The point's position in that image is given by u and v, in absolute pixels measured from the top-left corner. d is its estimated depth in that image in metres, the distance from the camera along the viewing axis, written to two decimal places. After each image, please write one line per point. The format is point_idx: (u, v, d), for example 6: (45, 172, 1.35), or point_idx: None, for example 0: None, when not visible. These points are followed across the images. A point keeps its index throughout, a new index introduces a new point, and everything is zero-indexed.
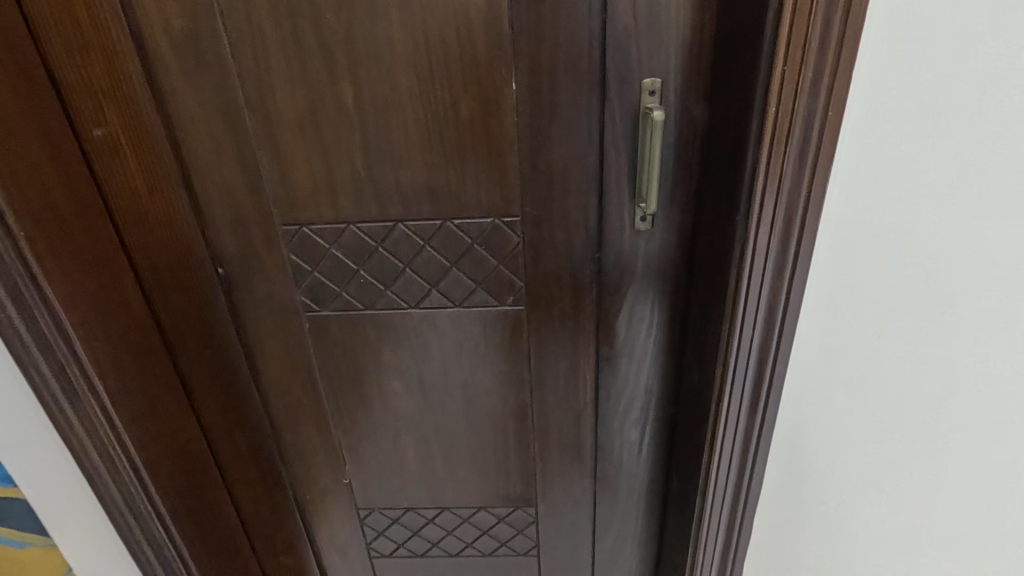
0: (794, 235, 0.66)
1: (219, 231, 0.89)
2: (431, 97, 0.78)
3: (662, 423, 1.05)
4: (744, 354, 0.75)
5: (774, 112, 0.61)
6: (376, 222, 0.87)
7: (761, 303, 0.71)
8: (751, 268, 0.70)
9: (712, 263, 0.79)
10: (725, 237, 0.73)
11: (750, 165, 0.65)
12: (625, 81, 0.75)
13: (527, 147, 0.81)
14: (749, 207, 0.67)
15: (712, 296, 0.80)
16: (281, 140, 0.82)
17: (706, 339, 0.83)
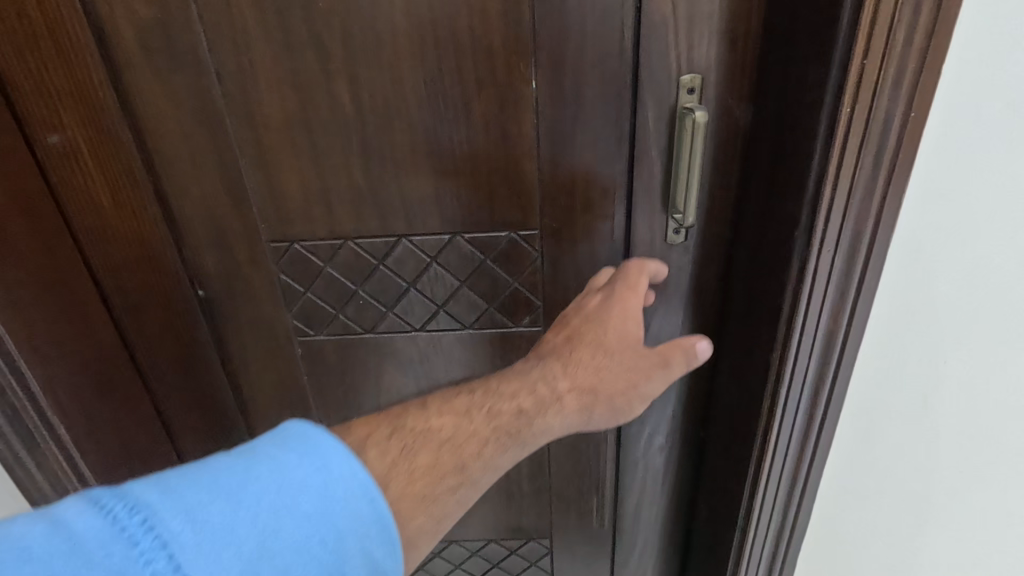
0: (861, 253, 0.59)
1: (200, 251, 0.78)
2: (439, 97, 0.69)
3: (688, 448, 0.97)
4: (797, 383, 0.68)
5: (848, 113, 0.53)
6: (377, 238, 0.78)
7: (819, 327, 0.64)
8: (811, 290, 0.62)
9: (755, 282, 0.71)
10: (775, 253, 0.65)
11: (813, 174, 0.58)
12: (661, 78, 0.67)
13: (548, 153, 0.72)
14: (811, 220, 0.59)
15: (755, 317, 0.72)
16: (269, 148, 0.72)
17: (748, 365, 0.75)
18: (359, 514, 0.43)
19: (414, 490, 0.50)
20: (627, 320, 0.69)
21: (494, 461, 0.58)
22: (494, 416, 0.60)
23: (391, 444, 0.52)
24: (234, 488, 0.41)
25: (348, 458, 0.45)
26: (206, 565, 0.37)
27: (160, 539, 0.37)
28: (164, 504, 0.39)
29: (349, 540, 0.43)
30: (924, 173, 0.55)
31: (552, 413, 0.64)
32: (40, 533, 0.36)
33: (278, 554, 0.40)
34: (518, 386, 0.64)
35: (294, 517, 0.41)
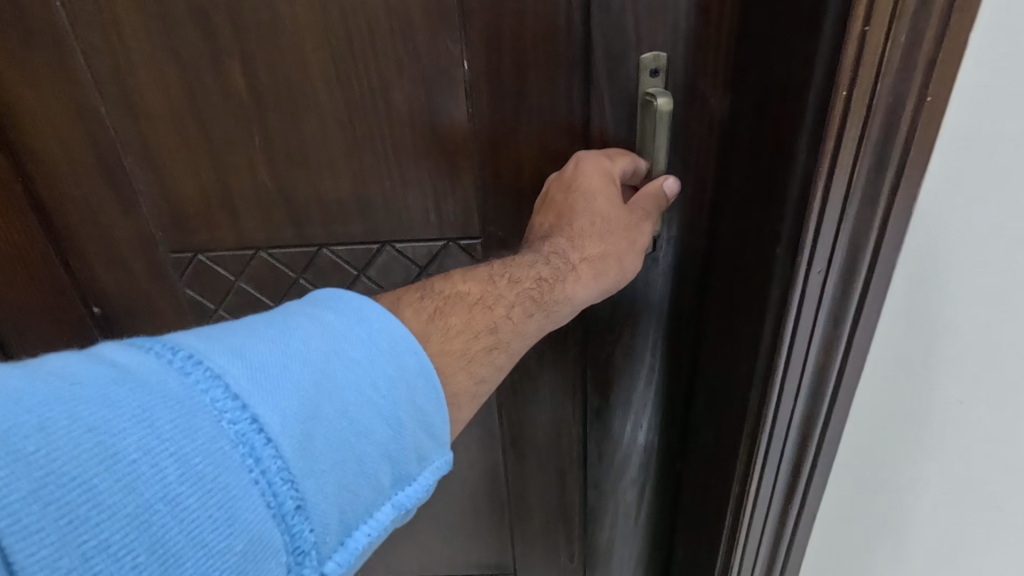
0: (861, 274, 0.47)
1: (90, 265, 0.68)
2: (353, 80, 0.57)
3: (666, 484, 0.86)
4: (781, 426, 0.57)
5: (845, 98, 0.41)
6: (293, 248, 0.67)
7: (808, 362, 0.53)
8: (797, 320, 0.50)
9: (732, 303, 0.60)
10: (755, 273, 0.54)
11: (800, 177, 0.46)
12: (617, 58, 0.55)
13: (487, 149, 0.60)
14: (797, 235, 0.48)
15: (732, 344, 0.60)
16: (157, 144, 0.61)
17: (724, 400, 0.64)
18: (407, 366, 0.39)
19: (453, 348, 0.44)
20: (602, 184, 0.54)
21: (525, 328, 0.50)
22: (516, 281, 0.50)
23: (426, 304, 0.46)
24: (278, 335, 0.38)
25: (385, 313, 0.40)
26: (264, 399, 0.34)
27: (212, 372, 0.34)
28: (207, 344, 0.35)
29: (401, 389, 0.38)
30: (940, 177, 0.43)
31: (572, 278, 0.52)
32: (84, 364, 0.32)
33: (332, 394, 0.36)
34: (530, 256, 0.53)
35: (342, 362, 0.38)
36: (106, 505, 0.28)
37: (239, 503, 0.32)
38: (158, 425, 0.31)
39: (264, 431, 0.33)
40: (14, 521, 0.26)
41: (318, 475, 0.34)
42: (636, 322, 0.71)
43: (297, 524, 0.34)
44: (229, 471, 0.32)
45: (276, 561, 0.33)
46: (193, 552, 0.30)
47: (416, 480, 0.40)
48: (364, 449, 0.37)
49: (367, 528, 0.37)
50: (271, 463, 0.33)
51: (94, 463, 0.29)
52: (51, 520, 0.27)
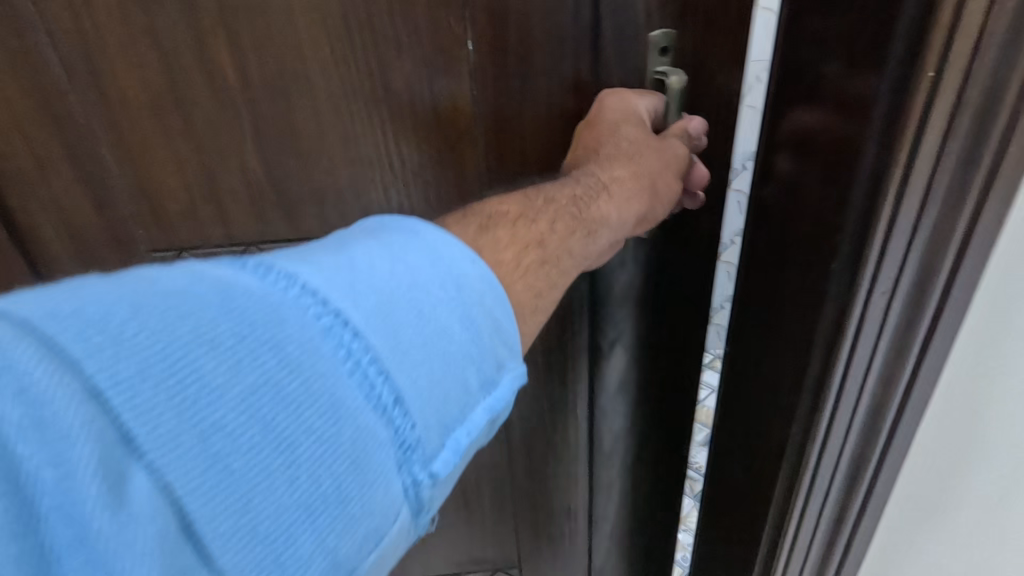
0: (936, 298, 0.39)
1: (58, 268, 0.62)
2: (350, 63, 0.55)
3: (642, 465, 0.88)
4: (823, 486, 0.50)
5: (931, 80, 0.32)
6: (287, 243, 0.62)
7: (860, 414, 0.46)
8: (850, 365, 0.43)
9: (741, 328, 0.53)
10: (782, 292, 0.47)
11: (863, 169, 0.37)
12: (625, 36, 0.53)
13: (491, 134, 0.59)
14: (858, 250, 0.39)
15: (767, 394, 0.51)
16: (134, 134, 0.56)
17: (735, 435, 0.58)
18: (471, 270, 0.37)
19: (507, 258, 0.41)
20: (629, 116, 0.53)
21: (571, 244, 0.47)
22: (550, 204, 0.47)
23: (470, 222, 0.43)
24: (338, 245, 0.36)
25: (441, 231, 0.38)
26: (345, 293, 0.32)
27: (289, 274, 0.32)
28: (279, 253, 0.34)
29: (470, 295, 0.36)
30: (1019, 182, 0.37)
31: (612, 203, 0.50)
32: (160, 270, 0.30)
33: (406, 295, 0.34)
34: (555, 185, 0.50)
35: (407, 266, 0.35)
36: (216, 392, 0.27)
37: (339, 393, 0.30)
38: (249, 315, 0.29)
39: (351, 324, 0.32)
40: (129, 403, 0.25)
41: (411, 369, 0.33)
42: (613, 304, 0.72)
43: (400, 417, 0.32)
44: (325, 363, 0.30)
45: (384, 449, 0.31)
46: (307, 441, 0.29)
47: (498, 386, 0.37)
48: (449, 350, 0.35)
49: (466, 432, 0.35)
50: (362, 354, 0.31)
51: (195, 348, 0.27)
52: (165, 402, 0.26)
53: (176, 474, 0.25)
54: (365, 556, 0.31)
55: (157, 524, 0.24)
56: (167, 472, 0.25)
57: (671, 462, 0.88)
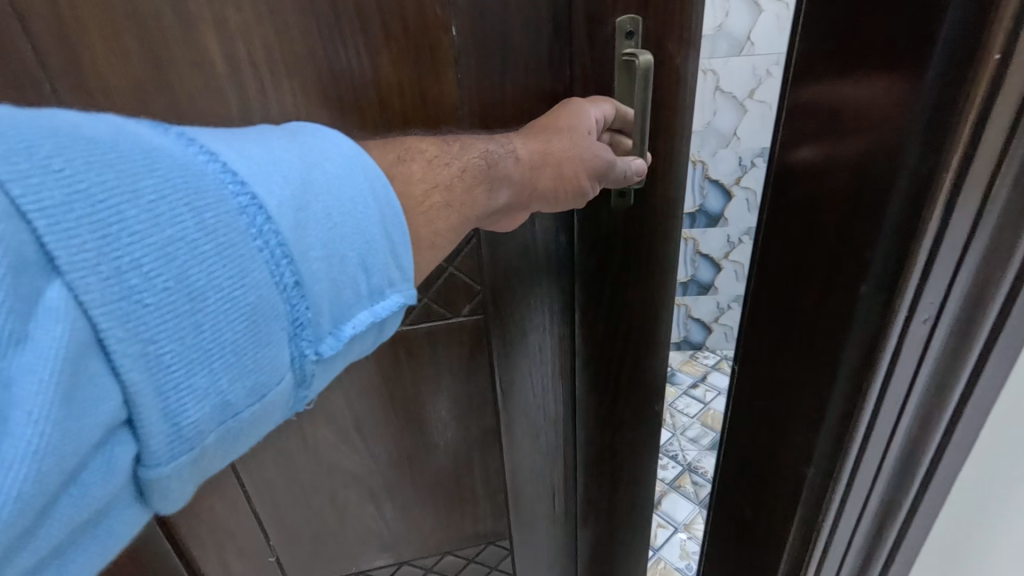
0: (992, 324, 0.40)
1: None
2: (340, 48, 0.57)
3: (602, 425, 0.96)
4: (862, 497, 0.52)
5: (997, 64, 0.34)
6: None
7: (900, 430, 0.47)
8: (890, 378, 0.45)
9: (783, 349, 0.58)
10: (822, 314, 0.51)
11: (901, 203, 0.41)
12: (595, 21, 0.60)
13: (478, 113, 0.63)
14: (894, 286, 0.43)
15: (802, 395, 0.55)
16: None
17: (775, 449, 0.61)
18: (373, 182, 0.42)
19: (416, 195, 0.47)
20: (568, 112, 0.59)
21: (474, 195, 0.53)
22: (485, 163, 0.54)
23: (388, 152, 0.48)
24: (260, 142, 0.39)
25: (356, 147, 0.43)
26: (260, 176, 0.36)
27: (208, 151, 0.35)
28: (199, 132, 0.36)
29: (371, 212, 0.41)
30: None
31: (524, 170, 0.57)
32: (80, 115, 0.31)
33: (319, 192, 0.38)
34: (488, 142, 0.56)
35: (322, 171, 0.39)
36: (136, 232, 0.29)
37: (248, 263, 0.33)
38: (171, 175, 0.32)
39: (265, 208, 0.35)
40: (46, 221, 0.26)
41: (314, 257, 0.37)
42: (578, 255, 0.79)
43: (297, 296, 0.36)
44: (237, 232, 0.33)
45: (280, 321, 0.35)
46: (213, 297, 0.31)
47: (386, 297, 0.42)
48: (349, 251, 0.39)
49: (353, 325, 0.40)
50: (272, 234, 0.35)
51: (117, 195, 0.29)
52: (85, 229, 0.27)
53: (91, 293, 0.27)
54: (249, 406, 0.34)
55: (63, 329, 0.26)
56: (82, 291, 0.27)
57: (631, 424, 0.96)
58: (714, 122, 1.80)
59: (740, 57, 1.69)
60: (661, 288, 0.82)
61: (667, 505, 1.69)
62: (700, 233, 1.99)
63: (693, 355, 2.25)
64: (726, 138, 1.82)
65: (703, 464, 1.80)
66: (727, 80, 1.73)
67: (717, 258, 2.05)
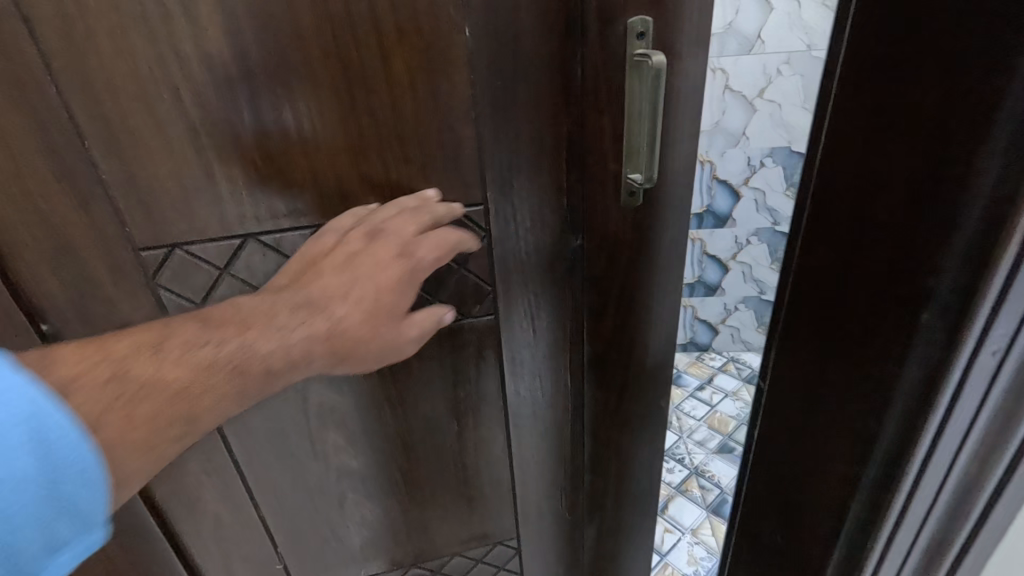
0: None
1: (33, 270, 0.59)
2: (349, 49, 0.56)
3: (614, 430, 0.93)
4: (915, 548, 0.43)
5: None
6: (289, 231, 0.64)
7: (964, 471, 0.39)
8: (954, 415, 0.37)
9: (775, 445, 0.53)
10: (824, 422, 0.46)
11: (930, 342, 0.36)
12: (607, 22, 0.59)
13: (487, 113, 0.62)
14: (965, 305, 0.34)
15: (832, 437, 0.46)
16: (124, 126, 0.56)
17: (794, 497, 0.51)
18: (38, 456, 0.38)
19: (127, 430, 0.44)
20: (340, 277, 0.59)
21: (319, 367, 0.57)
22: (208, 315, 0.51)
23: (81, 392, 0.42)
24: None
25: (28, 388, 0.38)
26: None
27: None
28: None
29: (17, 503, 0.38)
30: None
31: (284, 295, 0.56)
32: None
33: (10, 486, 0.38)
34: (268, 332, 0.53)
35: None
36: None
37: None
38: None
39: None
40: None
41: None
42: (590, 255, 0.74)
43: None
44: None
45: None
46: None
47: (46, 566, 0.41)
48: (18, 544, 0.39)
49: None
50: None
51: None
52: None
53: None
54: None
55: None
56: None
57: (638, 426, 0.94)
58: (722, 122, 1.78)
59: (750, 55, 1.68)
60: (674, 290, 0.80)
61: (674, 510, 1.67)
62: (708, 233, 1.98)
63: (699, 355, 2.24)
64: (736, 138, 1.80)
65: (710, 469, 1.79)
66: (736, 78, 1.71)
67: (724, 258, 2.03)
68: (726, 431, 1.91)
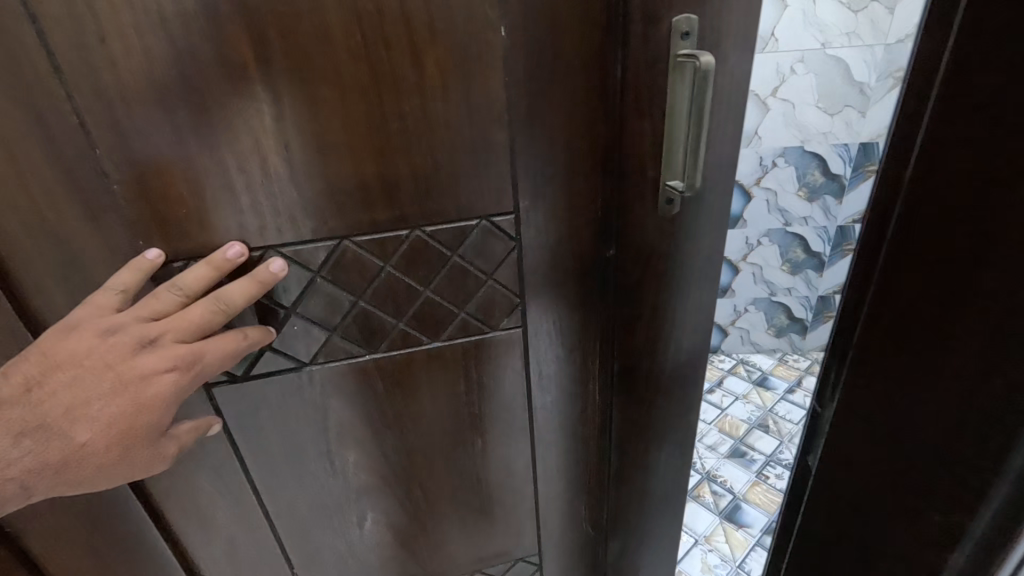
0: None
1: (41, 286, 0.56)
2: (380, 51, 0.53)
3: (643, 444, 0.89)
4: None
5: None
6: (312, 243, 0.60)
7: None
8: None
9: (836, 486, 0.47)
10: (893, 485, 0.41)
11: None
12: (650, 21, 0.56)
13: (522, 118, 0.59)
14: None
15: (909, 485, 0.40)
16: (137, 132, 0.52)
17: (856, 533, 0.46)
18: None
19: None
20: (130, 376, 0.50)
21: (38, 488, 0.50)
22: (12, 415, 0.47)
23: None
24: None
25: None
26: None
27: None
28: None
29: None
30: None
31: (93, 377, 0.49)
32: None
33: None
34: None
35: None
36: None
37: None
38: None
39: None
40: None
41: None
42: (626, 263, 0.70)
43: None
44: None
45: None
46: None
47: None
48: None
49: None
50: None
51: None
52: None
53: None
54: None
55: None
56: None
57: (667, 440, 0.90)
58: None
59: (763, 54, 1.65)
60: (710, 301, 0.77)
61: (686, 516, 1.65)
62: None
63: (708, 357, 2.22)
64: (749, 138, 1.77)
65: (721, 474, 1.76)
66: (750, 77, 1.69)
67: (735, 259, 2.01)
68: (737, 435, 1.89)
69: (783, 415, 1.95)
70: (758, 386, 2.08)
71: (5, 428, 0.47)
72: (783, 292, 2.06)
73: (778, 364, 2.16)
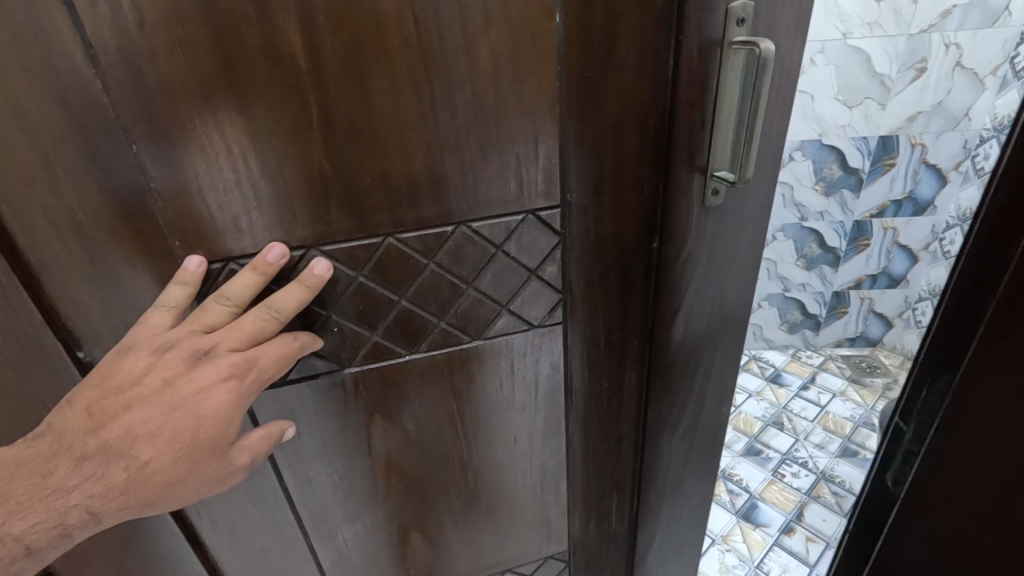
0: None
1: (71, 292, 0.53)
2: (432, 39, 0.51)
3: (675, 447, 0.85)
4: None
5: None
6: (354, 241, 0.58)
7: None
8: None
9: None
10: None
11: None
12: (706, 5, 0.52)
13: (573, 109, 0.58)
14: None
15: None
16: (178, 127, 0.49)
17: None
18: None
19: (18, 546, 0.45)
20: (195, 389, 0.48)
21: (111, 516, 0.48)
22: (74, 441, 0.46)
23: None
24: None
25: None
26: None
27: None
28: None
29: None
30: None
31: (154, 396, 0.48)
32: None
33: None
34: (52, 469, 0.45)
35: None
36: None
37: None
38: None
39: None
40: None
41: None
42: (664, 260, 0.65)
43: None
44: None
45: None
46: None
47: None
48: None
49: None
50: None
51: None
52: None
53: None
54: None
55: None
56: None
57: (705, 441, 0.88)
58: None
59: None
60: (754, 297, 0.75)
61: None
62: None
63: None
64: None
65: (738, 472, 1.75)
66: None
67: None
68: (752, 432, 1.88)
69: (798, 411, 1.94)
70: (772, 382, 2.07)
71: (69, 452, 0.45)
72: (797, 288, 2.04)
73: (792, 361, 2.15)
